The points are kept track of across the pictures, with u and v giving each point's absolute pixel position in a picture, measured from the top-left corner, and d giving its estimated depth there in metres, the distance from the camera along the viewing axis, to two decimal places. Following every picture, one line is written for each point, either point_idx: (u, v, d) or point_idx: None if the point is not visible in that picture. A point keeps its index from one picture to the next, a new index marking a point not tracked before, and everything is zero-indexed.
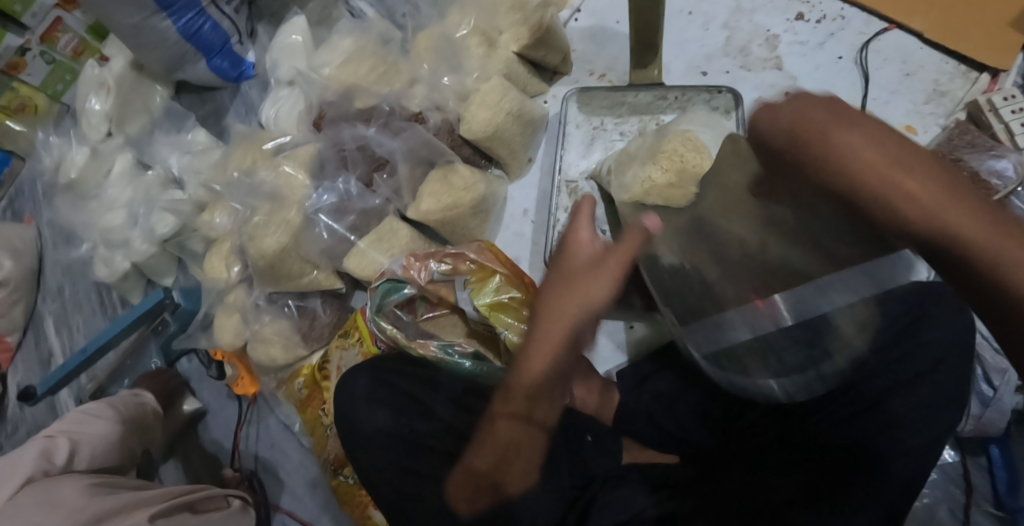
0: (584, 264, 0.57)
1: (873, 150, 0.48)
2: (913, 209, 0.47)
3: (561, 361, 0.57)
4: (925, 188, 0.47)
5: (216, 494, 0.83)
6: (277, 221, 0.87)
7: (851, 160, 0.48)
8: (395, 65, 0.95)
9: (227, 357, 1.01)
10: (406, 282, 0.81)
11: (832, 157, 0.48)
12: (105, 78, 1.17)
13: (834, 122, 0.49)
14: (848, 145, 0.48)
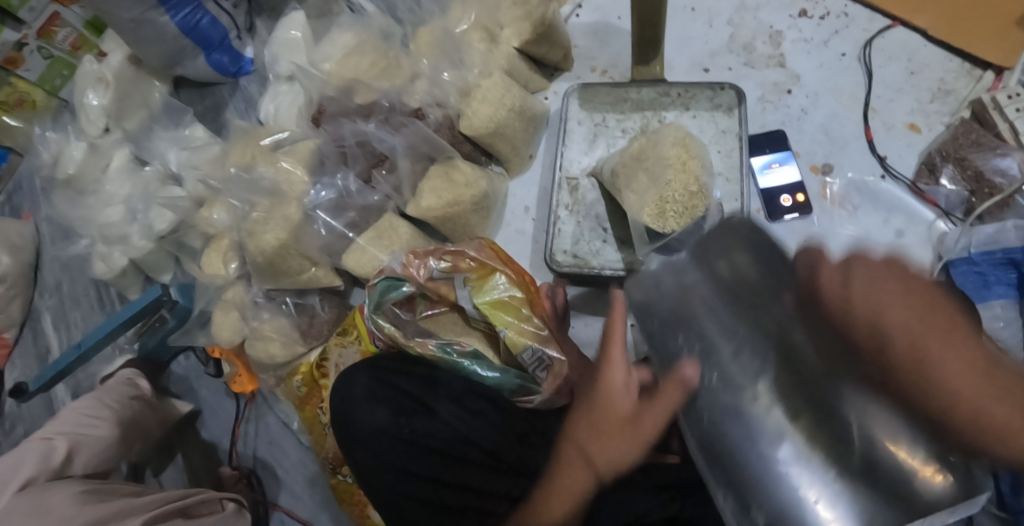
0: (619, 420, 0.57)
1: (961, 367, 0.46)
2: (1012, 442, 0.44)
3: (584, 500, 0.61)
4: (1017, 418, 0.45)
5: (213, 496, 0.83)
6: (276, 217, 0.86)
7: (955, 395, 0.44)
8: (396, 61, 0.94)
9: (225, 354, 1.00)
10: (406, 280, 0.80)
11: (932, 375, 0.44)
12: (103, 72, 1.16)
13: (930, 337, 0.46)
14: (952, 377, 0.45)
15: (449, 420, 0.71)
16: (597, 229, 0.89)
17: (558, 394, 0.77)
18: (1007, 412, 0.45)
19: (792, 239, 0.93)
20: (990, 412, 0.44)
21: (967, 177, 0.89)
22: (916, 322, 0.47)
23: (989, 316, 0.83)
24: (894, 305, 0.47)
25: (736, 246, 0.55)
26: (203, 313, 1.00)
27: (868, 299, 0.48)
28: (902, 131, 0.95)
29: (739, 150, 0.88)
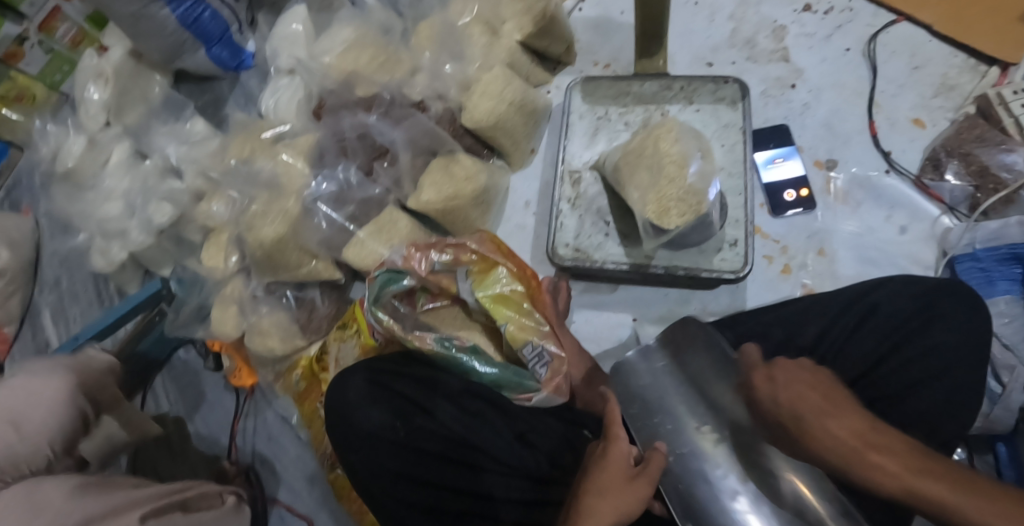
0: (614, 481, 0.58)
1: (846, 427, 0.55)
2: (898, 486, 0.52)
3: None
4: (903, 466, 0.52)
5: (210, 491, 0.80)
6: (276, 210, 0.85)
7: (840, 449, 0.54)
8: (395, 54, 0.93)
9: (224, 347, 0.99)
10: (406, 273, 0.79)
11: (823, 441, 0.54)
12: (103, 67, 1.14)
13: (820, 411, 0.56)
14: (835, 437, 0.54)
15: (447, 422, 0.71)
16: (599, 223, 0.88)
17: (558, 391, 0.74)
18: (877, 454, 0.53)
19: (795, 234, 0.92)
20: (867, 461, 0.53)
21: (972, 172, 0.88)
22: (818, 402, 0.56)
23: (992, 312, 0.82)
24: (800, 387, 0.57)
25: (699, 359, 0.64)
26: (202, 308, 1.00)
27: (780, 392, 0.57)
28: (906, 126, 0.95)
29: (742, 144, 0.87)
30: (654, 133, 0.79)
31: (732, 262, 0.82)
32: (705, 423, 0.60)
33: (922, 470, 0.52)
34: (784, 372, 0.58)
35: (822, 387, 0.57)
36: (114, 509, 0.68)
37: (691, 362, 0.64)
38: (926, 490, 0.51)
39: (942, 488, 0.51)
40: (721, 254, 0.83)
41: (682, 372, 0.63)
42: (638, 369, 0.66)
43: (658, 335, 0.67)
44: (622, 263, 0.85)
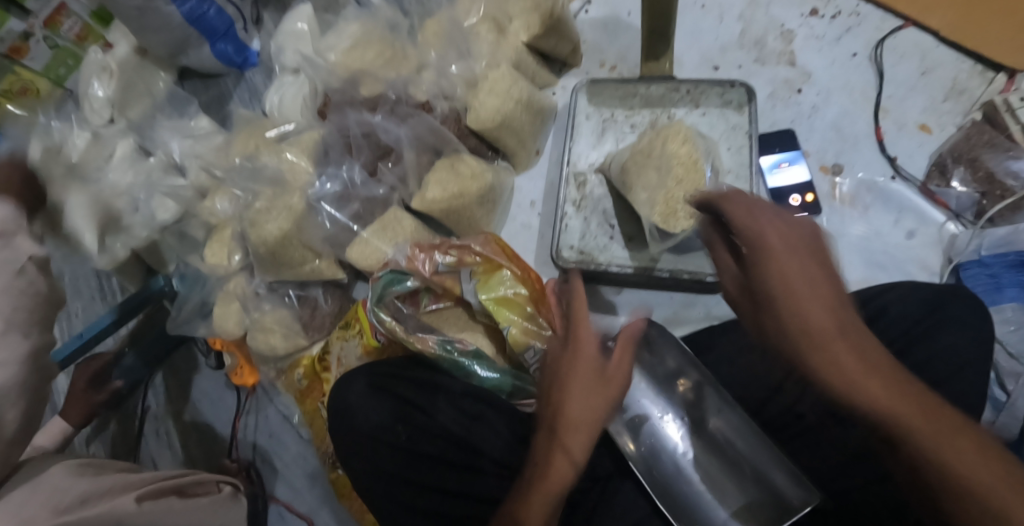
0: (592, 382, 0.63)
1: (805, 280, 0.55)
2: (843, 379, 0.53)
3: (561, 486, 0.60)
4: (855, 361, 0.53)
5: (207, 477, 0.81)
6: (279, 207, 0.85)
7: (815, 334, 0.54)
8: (403, 51, 0.93)
9: (226, 345, 0.97)
10: (409, 275, 0.80)
11: (803, 323, 0.54)
12: (107, 62, 1.16)
13: (807, 290, 0.55)
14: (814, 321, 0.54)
15: (447, 424, 0.71)
16: (605, 225, 0.88)
17: None
18: (841, 344, 0.54)
19: None
20: (810, 320, 0.54)
21: (979, 178, 0.87)
22: (807, 277, 0.55)
23: (998, 320, 0.82)
24: (793, 268, 0.56)
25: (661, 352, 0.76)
26: (205, 304, 0.99)
27: (753, 242, 0.57)
28: (913, 131, 0.94)
29: (749, 147, 0.87)
30: (664, 139, 0.78)
31: None
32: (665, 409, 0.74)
33: (867, 370, 0.53)
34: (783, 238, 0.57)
35: (790, 236, 0.57)
36: (109, 491, 0.68)
37: (650, 363, 0.76)
38: (846, 362, 0.53)
39: (865, 372, 0.53)
40: None
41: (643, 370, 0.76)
42: None
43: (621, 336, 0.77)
44: (627, 266, 0.85)
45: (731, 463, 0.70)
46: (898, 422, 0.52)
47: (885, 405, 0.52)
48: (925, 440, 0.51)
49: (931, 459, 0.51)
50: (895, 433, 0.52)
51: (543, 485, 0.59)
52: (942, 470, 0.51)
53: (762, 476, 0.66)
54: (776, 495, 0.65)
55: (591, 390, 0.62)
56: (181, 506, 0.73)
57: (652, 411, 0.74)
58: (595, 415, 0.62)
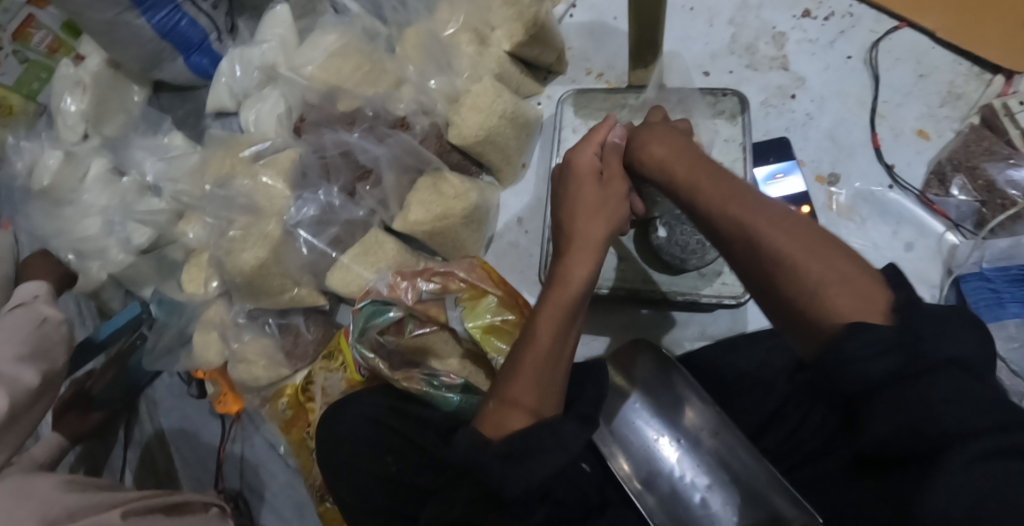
0: (595, 199, 0.61)
1: (675, 150, 0.58)
2: (724, 218, 0.53)
3: (565, 338, 0.58)
4: (734, 201, 0.53)
5: (195, 499, 0.78)
6: (255, 235, 0.82)
7: (688, 186, 0.56)
8: (381, 64, 0.89)
9: (208, 373, 0.95)
10: (393, 304, 0.75)
11: (686, 182, 0.56)
12: (81, 75, 1.12)
13: (684, 154, 0.58)
14: (688, 178, 0.56)
15: (423, 437, 0.68)
16: None
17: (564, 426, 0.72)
18: (711, 189, 0.54)
19: None
20: (678, 179, 0.57)
21: (979, 187, 0.84)
22: (675, 152, 0.58)
23: (1002, 336, 0.78)
24: (658, 142, 0.59)
25: (648, 358, 0.71)
26: (183, 333, 0.94)
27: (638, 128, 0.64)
28: (911, 138, 0.91)
29: (743, 160, 0.83)
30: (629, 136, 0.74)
31: (733, 286, 0.78)
32: (665, 433, 0.66)
33: (740, 197, 0.53)
34: (652, 131, 0.61)
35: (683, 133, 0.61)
36: (92, 508, 0.67)
37: (639, 369, 0.70)
38: (743, 212, 0.51)
39: (726, 213, 0.52)
40: (722, 278, 0.79)
41: (632, 380, 0.70)
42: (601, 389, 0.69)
43: (608, 358, 0.72)
44: (620, 285, 0.79)
45: (728, 482, 0.62)
46: (760, 238, 0.50)
47: (738, 237, 0.51)
48: (785, 263, 0.48)
49: (798, 285, 0.48)
50: (796, 274, 0.48)
51: (554, 301, 0.58)
52: (795, 299, 0.48)
53: (761, 492, 0.60)
54: (775, 517, 0.58)
55: (594, 206, 0.60)
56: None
57: (647, 433, 0.66)
58: (603, 229, 0.60)
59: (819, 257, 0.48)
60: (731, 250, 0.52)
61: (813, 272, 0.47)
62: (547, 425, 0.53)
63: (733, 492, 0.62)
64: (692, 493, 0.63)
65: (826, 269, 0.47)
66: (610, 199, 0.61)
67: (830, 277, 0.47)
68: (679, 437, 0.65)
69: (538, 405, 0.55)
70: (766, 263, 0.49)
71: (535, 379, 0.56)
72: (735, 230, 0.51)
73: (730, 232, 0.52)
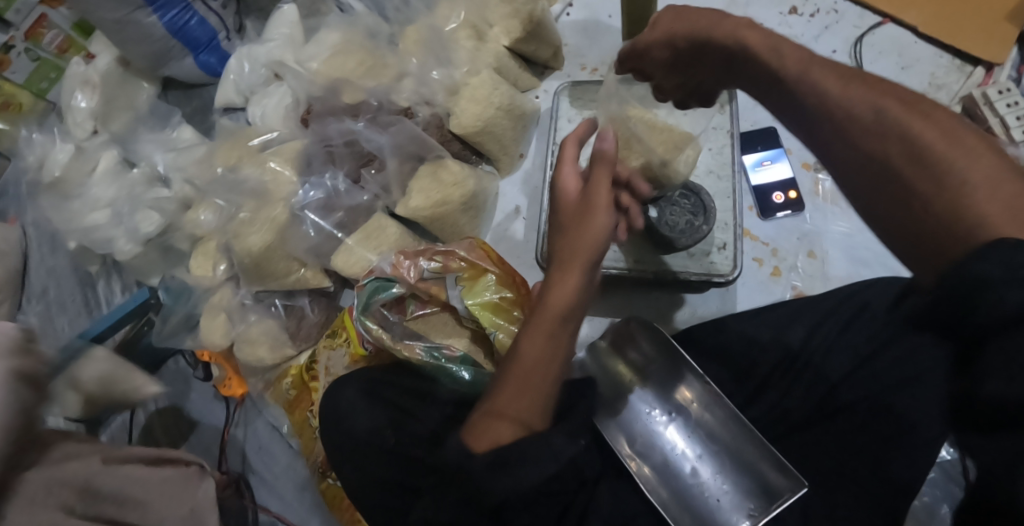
0: (576, 216, 0.63)
1: (772, 40, 0.54)
2: (834, 87, 0.49)
3: (553, 351, 0.60)
4: (835, 80, 0.49)
5: (175, 456, 0.75)
6: (263, 218, 0.85)
7: (791, 71, 0.51)
8: (383, 60, 0.93)
9: (213, 357, 0.98)
10: (395, 281, 0.79)
11: (798, 68, 0.51)
12: (90, 74, 1.16)
13: (786, 44, 0.53)
14: (796, 67, 0.51)
15: (418, 433, 0.68)
16: None
17: None
18: (818, 71, 0.50)
19: (785, 236, 0.91)
20: (787, 67, 0.52)
21: None
22: (786, 46, 0.53)
23: None
24: (747, 29, 0.55)
25: (643, 337, 0.79)
26: (191, 318, 0.97)
27: (686, 19, 0.59)
28: None
29: (730, 147, 0.85)
30: (624, 107, 0.74)
31: (723, 263, 0.80)
32: (655, 407, 0.75)
33: (837, 75, 0.49)
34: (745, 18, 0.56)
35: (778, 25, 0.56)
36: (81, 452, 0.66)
37: (635, 355, 0.79)
38: (840, 90, 0.48)
39: (848, 97, 0.48)
40: (711, 257, 0.81)
41: (630, 363, 0.79)
42: (592, 369, 0.78)
43: (606, 337, 0.81)
44: (616, 265, 0.81)
45: (715, 454, 0.71)
46: (841, 110, 0.48)
47: (866, 122, 0.46)
48: (883, 135, 0.46)
49: (945, 179, 0.43)
50: (897, 135, 0.45)
51: (544, 316, 0.61)
52: (935, 197, 0.43)
53: (750, 463, 0.68)
54: (765, 485, 0.66)
55: (578, 221, 0.62)
56: (140, 478, 0.69)
57: (641, 407, 0.75)
58: (589, 245, 0.61)
59: (971, 153, 0.43)
60: (850, 144, 0.47)
61: (962, 170, 0.43)
62: (536, 440, 0.56)
63: (720, 460, 0.71)
64: (681, 461, 0.72)
65: (980, 169, 0.42)
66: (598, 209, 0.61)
67: (936, 156, 0.43)
68: (668, 411, 0.75)
69: (525, 414, 0.58)
70: (867, 136, 0.46)
71: (520, 389, 0.59)
72: (859, 115, 0.47)
73: (848, 123, 0.47)
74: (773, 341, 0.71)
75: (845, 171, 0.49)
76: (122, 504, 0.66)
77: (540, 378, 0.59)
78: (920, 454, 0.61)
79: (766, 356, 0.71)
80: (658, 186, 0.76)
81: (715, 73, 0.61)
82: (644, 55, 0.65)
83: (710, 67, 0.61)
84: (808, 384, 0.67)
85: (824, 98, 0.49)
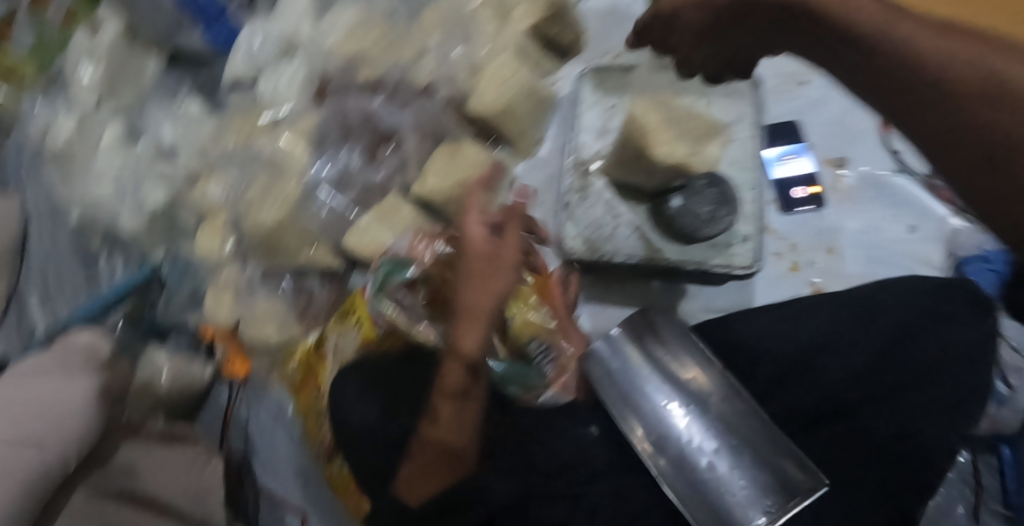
0: (482, 273, 0.62)
1: (883, 14, 0.61)
2: (930, 59, 0.57)
3: (461, 405, 0.66)
4: (941, 49, 0.57)
5: (181, 435, 0.82)
6: (275, 195, 0.82)
7: (904, 48, 0.59)
8: (402, 37, 0.90)
9: (215, 334, 0.91)
10: (411, 263, 0.77)
11: (914, 50, 0.58)
12: (94, 44, 1.07)
13: (894, 20, 0.61)
14: (908, 37, 0.59)
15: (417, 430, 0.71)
16: (609, 214, 0.81)
17: (564, 389, 0.77)
18: (929, 48, 0.57)
19: (803, 231, 0.90)
20: (924, 48, 0.57)
21: None
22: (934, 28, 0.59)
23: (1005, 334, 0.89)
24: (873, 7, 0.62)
25: (664, 328, 0.76)
26: (196, 293, 0.95)
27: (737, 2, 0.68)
28: None
29: (755, 138, 0.83)
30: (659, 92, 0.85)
31: (743, 255, 0.78)
32: (672, 399, 0.71)
33: (948, 47, 0.57)
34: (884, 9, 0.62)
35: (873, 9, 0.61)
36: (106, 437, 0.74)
37: (655, 347, 0.75)
38: (960, 69, 0.55)
39: (953, 71, 0.56)
40: (732, 248, 0.78)
41: (646, 354, 0.74)
42: (607, 357, 0.74)
43: (622, 326, 0.76)
44: (634, 255, 0.79)
45: (734, 448, 0.67)
46: (944, 81, 0.56)
47: (972, 89, 0.55)
48: (989, 100, 0.54)
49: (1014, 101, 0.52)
50: (1009, 101, 0.53)
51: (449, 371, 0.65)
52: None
53: (768, 458, 0.66)
54: (785, 482, 0.64)
55: (479, 280, 0.61)
56: (147, 456, 0.76)
57: (657, 398, 0.71)
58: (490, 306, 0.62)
59: None
60: (915, 113, 0.58)
61: None
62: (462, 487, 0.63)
63: (742, 455, 0.67)
64: (698, 455, 0.68)
65: None
66: (495, 272, 0.62)
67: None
68: (686, 403, 0.71)
69: (442, 469, 0.64)
70: (977, 103, 0.54)
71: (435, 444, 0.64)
72: (966, 78, 0.55)
73: (958, 92, 0.55)
74: (786, 340, 0.72)
75: (934, 135, 0.57)
76: (131, 474, 0.72)
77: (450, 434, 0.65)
78: (921, 457, 0.65)
79: (780, 354, 0.71)
80: (682, 174, 0.74)
81: (786, 38, 0.70)
82: (672, 26, 0.76)
83: (753, 27, 0.71)
84: (822, 384, 0.68)
85: (943, 68, 0.56)
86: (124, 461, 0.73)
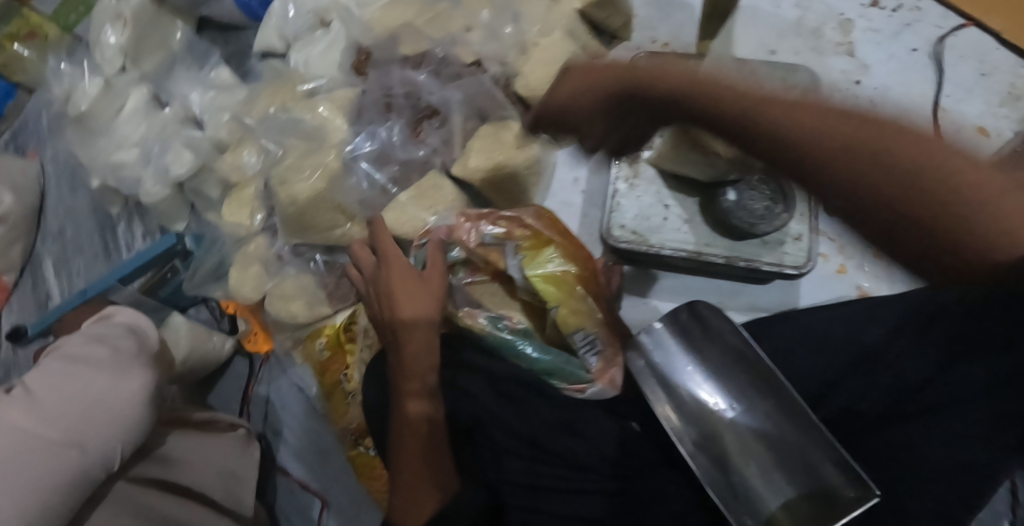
0: (407, 282, 0.70)
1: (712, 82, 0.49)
2: (804, 133, 0.44)
3: (427, 411, 0.65)
4: (804, 114, 0.45)
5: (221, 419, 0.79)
6: (314, 164, 0.80)
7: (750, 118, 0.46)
8: (448, 11, 0.89)
9: (239, 309, 0.94)
10: (454, 244, 0.76)
11: (750, 109, 0.46)
12: (121, 9, 1.05)
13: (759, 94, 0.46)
14: (748, 106, 0.46)
15: None
16: (658, 205, 0.79)
17: (610, 384, 0.72)
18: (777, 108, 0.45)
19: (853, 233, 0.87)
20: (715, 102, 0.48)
21: None
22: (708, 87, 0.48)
23: None
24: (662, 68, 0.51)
25: (710, 326, 0.71)
26: (221, 266, 0.92)
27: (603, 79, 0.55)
28: (970, 134, 0.91)
29: None
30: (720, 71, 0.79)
31: (794, 255, 0.76)
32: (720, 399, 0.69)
33: (801, 110, 0.45)
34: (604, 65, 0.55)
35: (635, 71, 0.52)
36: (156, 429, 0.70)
37: (698, 343, 0.72)
38: (804, 126, 0.44)
39: (823, 136, 0.44)
40: (784, 248, 0.76)
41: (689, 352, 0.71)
42: (647, 350, 0.71)
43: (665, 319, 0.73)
44: (683, 248, 0.77)
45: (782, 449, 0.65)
46: (808, 154, 0.44)
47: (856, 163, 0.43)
48: (872, 175, 0.42)
49: (925, 183, 0.42)
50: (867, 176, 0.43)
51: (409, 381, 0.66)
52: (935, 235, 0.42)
53: (811, 463, 0.62)
54: (823, 489, 0.60)
55: (406, 290, 0.69)
56: (190, 444, 0.74)
57: (699, 395, 0.70)
58: (427, 306, 0.69)
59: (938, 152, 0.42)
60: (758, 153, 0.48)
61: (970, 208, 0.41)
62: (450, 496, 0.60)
63: (792, 458, 0.64)
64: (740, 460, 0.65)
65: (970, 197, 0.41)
66: (427, 278, 0.71)
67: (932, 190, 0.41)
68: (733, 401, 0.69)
69: (431, 478, 0.63)
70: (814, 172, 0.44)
71: (417, 460, 0.63)
72: (830, 150, 0.43)
73: (829, 165, 0.44)
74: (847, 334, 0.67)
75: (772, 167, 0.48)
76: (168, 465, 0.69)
77: (428, 445, 0.64)
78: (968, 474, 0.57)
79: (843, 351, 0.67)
80: (739, 167, 0.71)
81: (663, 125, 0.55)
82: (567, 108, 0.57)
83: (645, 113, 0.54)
84: (879, 384, 0.64)
85: (794, 135, 0.44)
86: (164, 447, 0.70)
